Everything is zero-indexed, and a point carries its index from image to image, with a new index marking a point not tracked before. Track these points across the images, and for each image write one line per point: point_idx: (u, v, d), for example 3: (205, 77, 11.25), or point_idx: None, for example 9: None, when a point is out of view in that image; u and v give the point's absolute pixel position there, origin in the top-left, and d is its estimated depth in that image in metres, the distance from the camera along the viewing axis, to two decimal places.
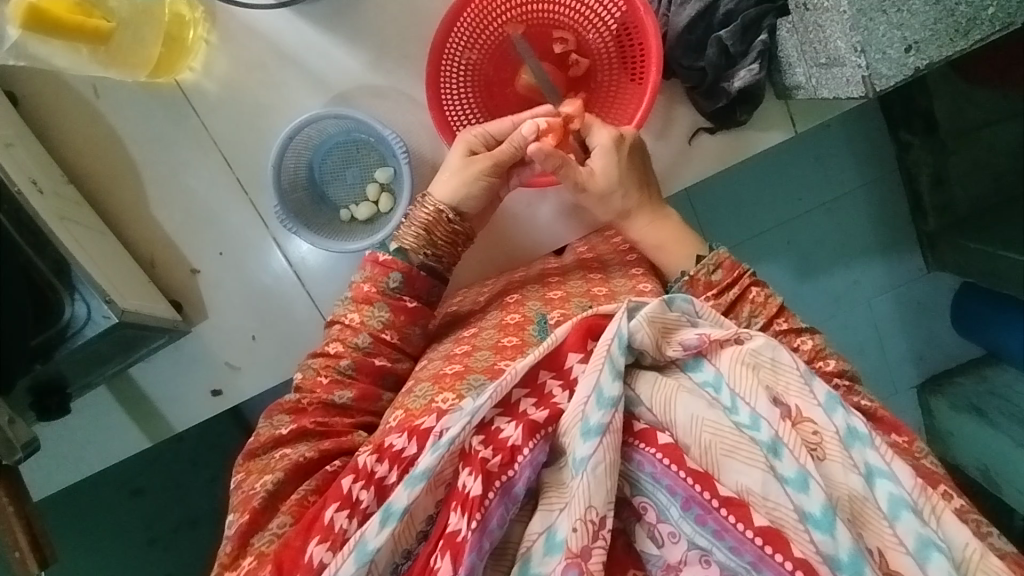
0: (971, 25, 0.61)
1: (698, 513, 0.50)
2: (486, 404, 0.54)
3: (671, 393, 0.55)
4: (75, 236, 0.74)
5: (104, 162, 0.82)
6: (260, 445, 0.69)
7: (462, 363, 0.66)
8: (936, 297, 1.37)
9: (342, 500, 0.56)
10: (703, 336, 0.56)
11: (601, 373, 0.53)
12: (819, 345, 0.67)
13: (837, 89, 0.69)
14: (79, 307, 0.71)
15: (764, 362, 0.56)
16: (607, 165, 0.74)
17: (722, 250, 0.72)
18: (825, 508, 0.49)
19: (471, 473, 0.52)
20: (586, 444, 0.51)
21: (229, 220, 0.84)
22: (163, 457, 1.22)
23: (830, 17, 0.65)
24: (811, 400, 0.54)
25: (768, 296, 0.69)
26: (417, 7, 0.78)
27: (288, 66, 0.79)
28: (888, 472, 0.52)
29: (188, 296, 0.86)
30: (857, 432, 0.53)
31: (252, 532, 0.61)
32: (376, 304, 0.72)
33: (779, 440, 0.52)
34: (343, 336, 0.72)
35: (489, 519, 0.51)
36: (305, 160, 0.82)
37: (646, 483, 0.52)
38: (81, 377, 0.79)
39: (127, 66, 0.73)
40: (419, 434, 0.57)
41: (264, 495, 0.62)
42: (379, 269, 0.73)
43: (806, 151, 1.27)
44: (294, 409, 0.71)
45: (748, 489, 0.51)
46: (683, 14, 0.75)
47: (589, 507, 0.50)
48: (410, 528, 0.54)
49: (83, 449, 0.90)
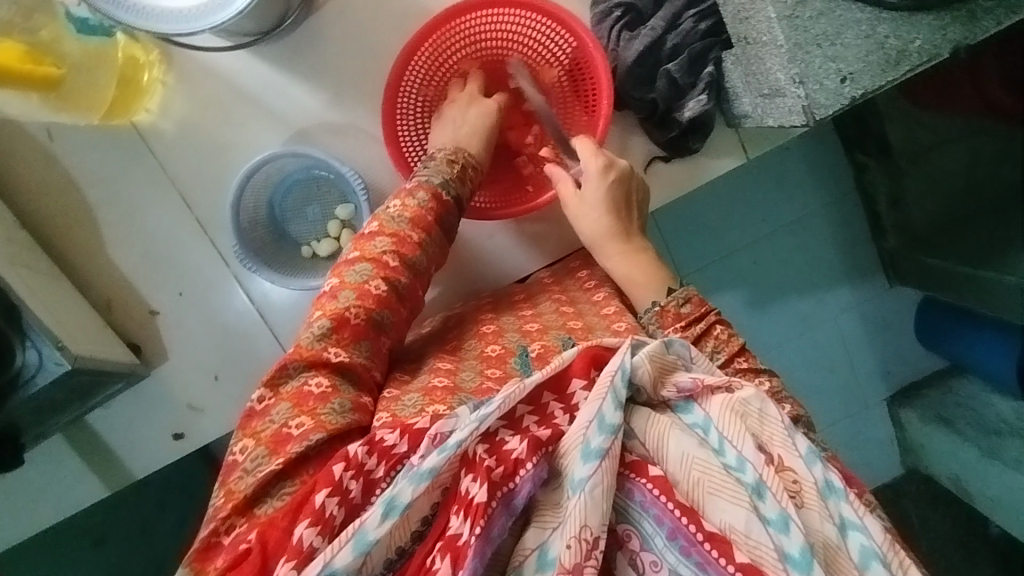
0: (900, 57, 0.64)
1: (682, 545, 0.50)
2: (493, 414, 0.53)
3: (663, 429, 0.55)
4: (28, 283, 0.73)
5: (58, 205, 0.81)
6: (294, 362, 0.63)
7: (448, 379, 0.67)
8: (900, 313, 1.40)
9: (334, 487, 0.52)
10: (696, 380, 0.57)
11: (603, 402, 0.54)
12: (777, 387, 0.66)
13: (781, 118, 0.71)
14: (31, 354, 0.70)
15: (752, 412, 0.56)
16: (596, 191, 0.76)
17: (692, 286, 0.73)
18: (805, 550, 0.49)
19: (476, 480, 0.51)
20: (586, 465, 0.51)
21: (188, 261, 0.83)
22: (129, 501, 1.18)
23: (768, 51, 0.67)
24: (793, 451, 0.55)
25: (732, 334, 0.69)
26: (372, 45, 0.79)
27: (246, 105, 0.80)
28: (861, 525, 0.52)
29: (145, 338, 0.85)
30: (833, 486, 0.53)
31: (276, 479, 0.56)
32: (433, 233, 0.72)
33: (764, 483, 0.51)
34: (399, 250, 0.70)
35: (492, 527, 0.51)
36: (265, 198, 0.82)
37: (634, 511, 0.52)
38: (35, 426, 0.78)
39: (81, 109, 0.73)
40: (411, 434, 0.55)
41: (298, 447, 0.56)
42: (437, 203, 0.73)
43: (766, 174, 1.30)
44: (337, 317, 0.65)
45: (732, 527, 0.50)
46: (632, 48, 0.77)
47: (584, 526, 0.49)
48: (405, 526, 0.52)
49: (38, 500, 0.87)
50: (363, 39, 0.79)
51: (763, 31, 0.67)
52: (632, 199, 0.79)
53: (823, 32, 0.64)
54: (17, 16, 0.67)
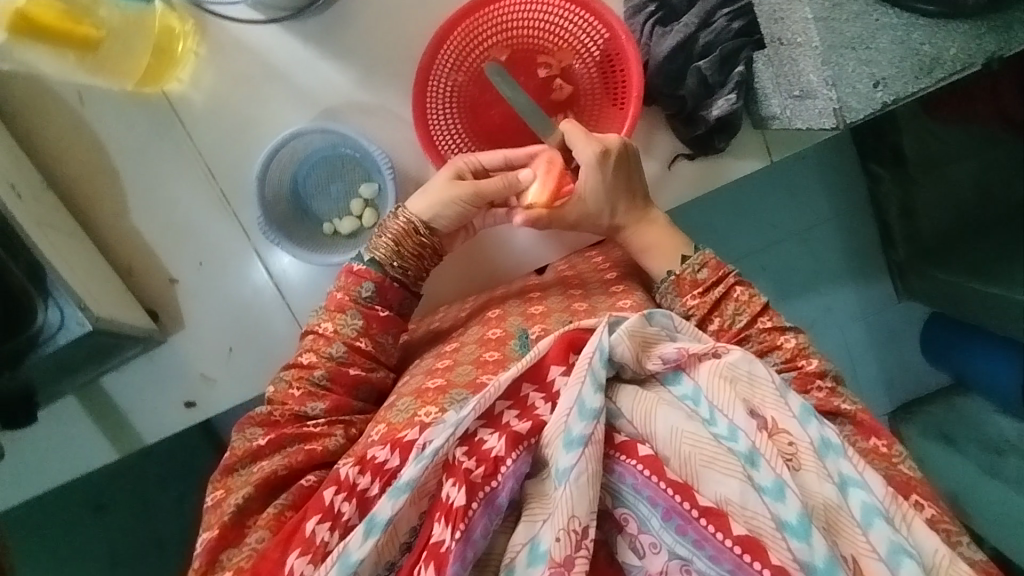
0: (933, 64, 0.65)
1: (678, 523, 0.49)
2: (470, 416, 0.52)
3: (651, 405, 0.54)
4: (54, 243, 0.74)
5: (85, 168, 0.82)
6: (237, 460, 0.67)
7: (444, 377, 0.66)
8: (904, 326, 1.41)
9: (324, 512, 0.54)
10: (682, 350, 0.56)
11: (582, 386, 0.52)
12: (802, 344, 0.69)
13: (810, 120, 0.70)
14: (53, 314, 0.70)
15: (741, 376, 0.56)
16: (593, 183, 0.75)
17: (708, 251, 0.74)
18: (802, 516, 0.49)
19: (455, 484, 0.51)
20: (568, 454, 0.49)
21: (209, 231, 0.84)
22: (133, 469, 1.20)
23: (803, 53, 0.67)
24: (786, 412, 0.54)
25: (752, 295, 0.71)
26: (405, 27, 0.80)
27: (276, 82, 0.80)
28: (860, 481, 0.52)
29: (163, 305, 0.85)
30: (830, 443, 0.53)
31: (220, 548, 0.60)
32: (349, 311, 0.73)
33: (757, 450, 0.51)
34: (316, 346, 0.73)
35: (473, 529, 0.49)
36: (289, 173, 0.83)
37: (627, 494, 0.51)
38: (50, 385, 0.78)
39: (116, 74, 0.74)
40: (402, 447, 0.56)
41: (231, 512, 0.61)
42: (353, 278, 0.74)
43: (779, 181, 1.31)
44: (265, 422, 0.70)
45: (727, 498, 0.50)
46: (664, 44, 0.78)
47: (572, 517, 0.48)
48: (393, 539, 0.52)
49: (47, 460, 0.88)
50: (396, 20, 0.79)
51: (798, 31, 0.66)
52: (633, 181, 0.76)
53: (857, 35, 0.64)
54: None
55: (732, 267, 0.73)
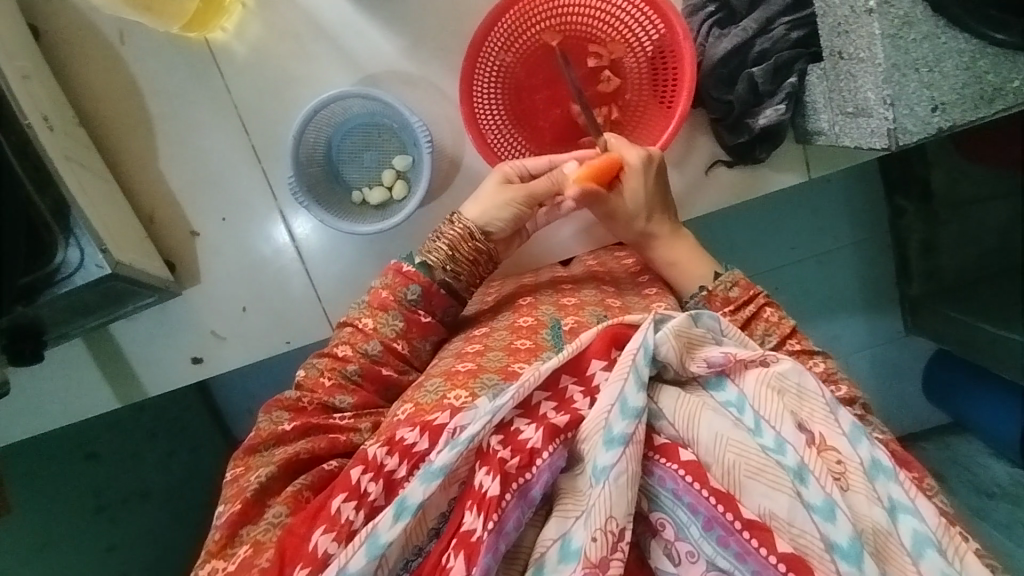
0: (995, 94, 0.64)
1: (719, 535, 0.46)
2: (508, 405, 0.51)
3: (695, 409, 0.51)
4: (80, 181, 0.72)
5: (118, 110, 0.80)
6: (262, 442, 0.66)
7: (474, 362, 0.64)
8: (912, 361, 1.40)
9: (350, 490, 0.53)
10: (729, 354, 0.53)
11: (626, 382, 0.50)
12: (831, 368, 0.64)
13: (860, 139, 0.71)
14: (73, 253, 0.69)
15: (789, 387, 0.52)
16: (634, 186, 0.75)
17: (739, 270, 0.72)
18: (852, 540, 0.45)
19: (488, 473, 0.49)
20: (609, 452, 0.48)
21: (236, 186, 0.82)
22: (123, 423, 1.19)
23: (863, 68, 0.66)
24: (835, 429, 0.50)
25: (781, 317, 0.68)
26: (459, 2, 0.78)
27: (322, 41, 0.79)
28: (912, 508, 0.48)
29: (182, 257, 0.84)
30: (881, 465, 0.49)
31: (242, 523, 0.59)
32: (391, 311, 0.71)
33: (805, 466, 0.48)
34: (353, 340, 0.71)
35: (506, 520, 0.48)
36: (324, 137, 0.81)
37: (665, 498, 0.48)
38: (59, 324, 0.77)
39: (162, 15, 0.72)
40: (432, 430, 0.54)
41: (253, 489, 0.60)
42: (400, 278, 0.72)
43: (805, 203, 1.29)
44: (294, 407, 0.69)
45: (772, 513, 0.47)
46: (721, 46, 0.76)
47: (610, 517, 0.46)
48: (421, 524, 0.51)
49: (47, 401, 0.87)
50: None
51: (862, 46, 0.65)
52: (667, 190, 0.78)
53: (923, 57, 0.63)
54: None
55: (762, 286, 0.70)
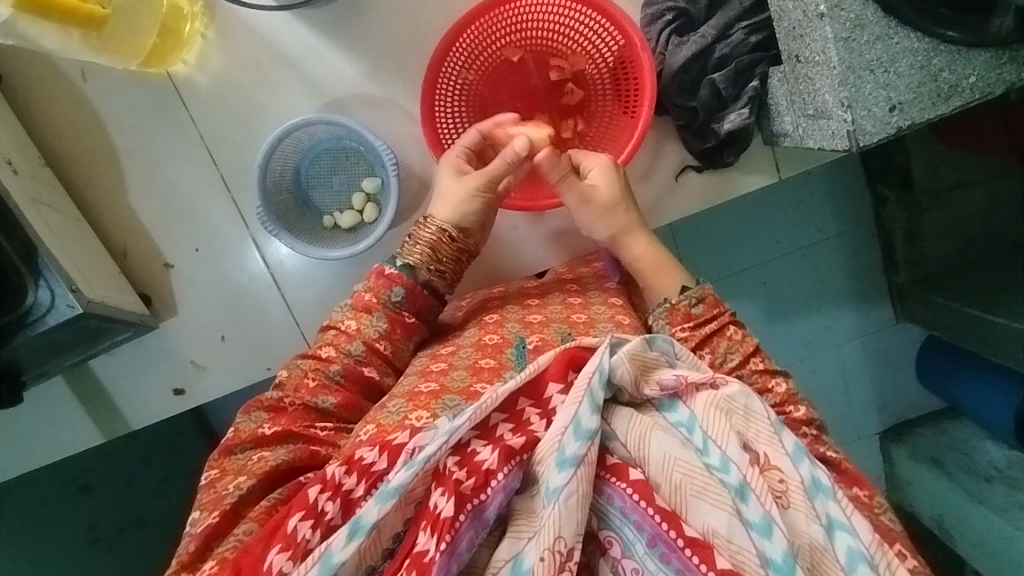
0: (952, 92, 0.64)
1: (663, 552, 0.49)
2: (464, 426, 0.52)
3: (646, 429, 0.54)
4: (48, 221, 0.73)
5: (84, 147, 0.80)
6: (240, 443, 0.67)
7: (437, 381, 0.64)
8: (902, 349, 1.39)
9: (307, 509, 0.53)
10: (681, 377, 0.56)
11: (580, 406, 0.52)
12: (792, 390, 0.68)
13: (822, 140, 0.71)
14: (43, 294, 0.69)
15: (737, 409, 0.56)
16: (607, 182, 0.76)
17: (707, 285, 0.74)
18: (787, 555, 0.48)
19: (443, 493, 0.50)
20: (560, 473, 0.49)
21: (207, 217, 0.83)
22: (116, 453, 1.18)
23: (819, 72, 0.66)
24: (779, 448, 0.54)
25: (745, 335, 0.71)
26: (418, 22, 0.78)
27: (285, 68, 0.79)
28: (848, 526, 0.52)
29: (157, 290, 0.84)
30: (820, 484, 0.53)
31: (216, 536, 0.59)
32: (375, 313, 0.72)
33: (747, 484, 0.51)
34: (337, 341, 0.72)
35: (459, 541, 0.49)
36: (291, 163, 0.81)
37: (614, 517, 0.51)
38: (36, 365, 0.77)
39: (119, 53, 0.71)
40: (390, 450, 0.54)
41: (233, 498, 0.60)
42: (383, 281, 0.72)
43: (788, 196, 1.29)
44: (273, 406, 0.69)
45: (714, 531, 0.50)
46: (680, 53, 0.77)
47: (558, 537, 0.48)
48: (376, 544, 0.52)
49: (31, 439, 0.87)
50: (410, 14, 0.78)
51: (817, 50, 0.65)
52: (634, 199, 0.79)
53: (877, 58, 0.63)
54: None
55: (728, 305, 0.72)
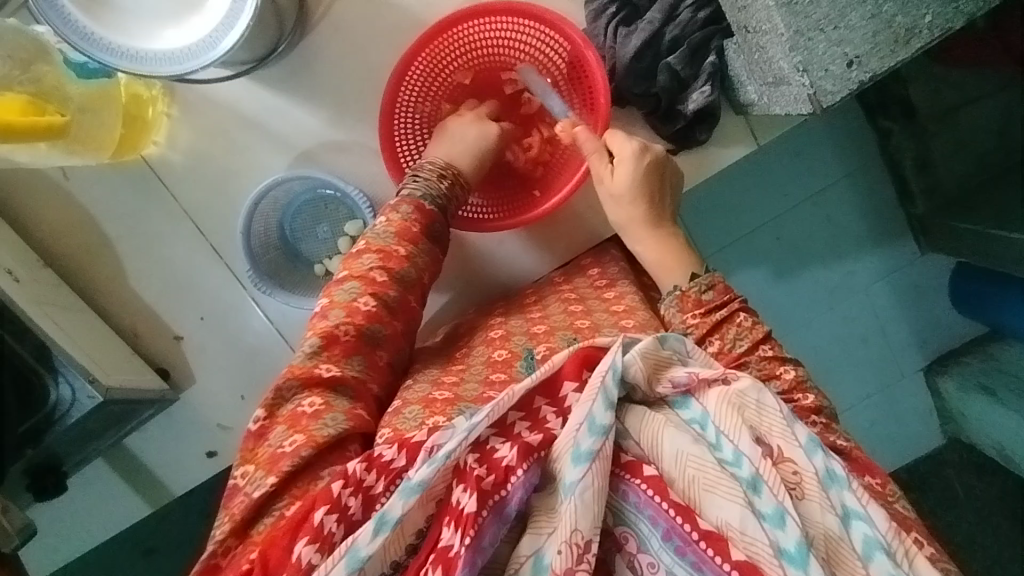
0: (909, 35, 0.62)
1: (678, 545, 0.52)
2: (483, 423, 0.55)
3: (658, 427, 0.57)
4: (56, 319, 0.76)
5: (79, 241, 0.84)
6: (286, 381, 0.66)
7: (450, 391, 0.68)
8: (933, 280, 1.35)
9: (332, 503, 0.55)
10: (692, 375, 0.59)
11: (593, 403, 0.55)
12: (801, 377, 0.69)
13: (788, 106, 0.69)
14: (64, 389, 0.73)
15: (749, 404, 0.57)
16: (625, 170, 0.75)
17: (717, 273, 0.74)
18: (800, 545, 0.51)
19: (466, 490, 0.53)
20: (576, 468, 0.53)
21: (207, 286, 0.85)
22: (173, 513, 1.19)
23: (770, 40, 0.65)
24: (793, 441, 0.56)
25: (755, 322, 0.71)
26: (368, 61, 0.79)
27: (250, 130, 0.81)
28: (864, 514, 0.54)
29: (172, 362, 0.87)
30: (835, 475, 0.55)
31: (271, 497, 0.60)
32: (421, 245, 0.73)
33: (760, 477, 0.54)
34: (387, 265, 0.71)
35: (483, 535, 0.53)
36: (274, 222, 0.84)
37: (630, 513, 0.54)
38: (75, 453, 0.81)
39: (91, 150, 0.74)
40: (409, 448, 0.58)
41: (290, 465, 0.60)
42: (422, 215, 0.74)
43: (786, 147, 1.27)
44: (327, 334, 0.67)
45: (728, 523, 0.52)
46: (630, 44, 0.76)
47: (575, 530, 0.51)
48: (400, 539, 0.54)
49: (84, 520, 0.91)
50: (360, 55, 0.79)
51: (762, 19, 0.65)
52: (660, 188, 0.77)
53: (824, 16, 0.61)
54: (14, 69, 0.67)
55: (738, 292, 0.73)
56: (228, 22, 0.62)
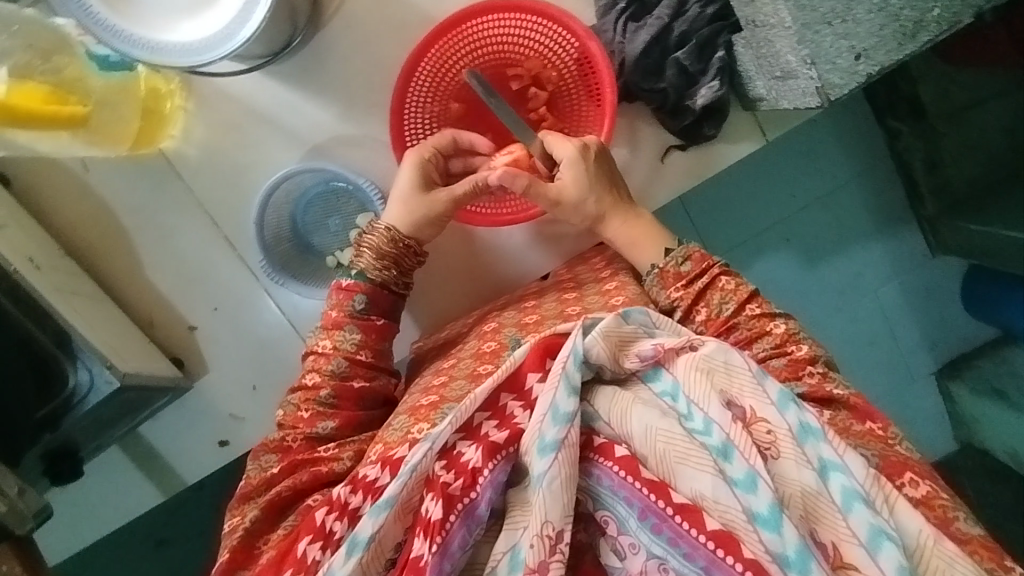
0: (917, 28, 0.62)
1: (654, 523, 0.53)
2: (446, 431, 0.58)
3: (626, 405, 0.58)
4: (75, 306, 0.77)
5: (97, 233, 0.85)
6: (252, 489, 0.71)
7: (437, 394, 0.68)
8: (944, 281, 1.34)
9: (315, 532, 0.60)
10: (658, 346, 0.60)
11: (556, 391, 0.57)
12: (792, 329, 0.70)
13: (795, 101, 0.70)
14: (83, 374, 0.75)
15: (717, 366, 0.59)
16: (575, 176, 0.75)
17: (693, 244, 0.76)
18: (771, 507, 0.52)
19: (433, 498, 0.56)
20: (543, 460, 0.55)
21: (220, 277, 0.87)
22: (185, 505, 1.21)
23: (777, 33, 0.66)
24: (764, 399, 0.57)
25: (738, 283, 0.73)
26: (380, 57, 0.81)
27: (263, 125, 0.82)
28: (841, 465, 0.54)
29: (186, 351, 0.89)
30: (809, 428, 0.56)
31: (237, 569, 0.67)
32: (346, 326, 0.76)
33: (730, 443, 0.55)
34: (318, 365, 0.75)
35: (451, 541, 0.55)
36: (286, 214, 0.86)
37: (606, 496, 0.56)
38: (91, 439, 0.82)
39: (110, 142, 0.76)
40: (391, 465, 0.61)
41: (242, 535, 0.68)
42: (344, 294, 0.76)
43: (794, 147, 1.27)
44: (279, 447, 0.73)
45: (701, 494, 0.54)
46: (638, 39, 0.76)
47: (546, 522, 0.53)
48: (379, 556, 0.58)
49: (98, 508, 0.92)
50: (372, 51, 0.81)
51: (770, 13, 0.65)
52: (613, 175, 0.78)
53: (831, 10, 0.62)
54: (36, 58, 0.69)
55: (716, 257, 0.75)
56: (244, 15, 0.63)
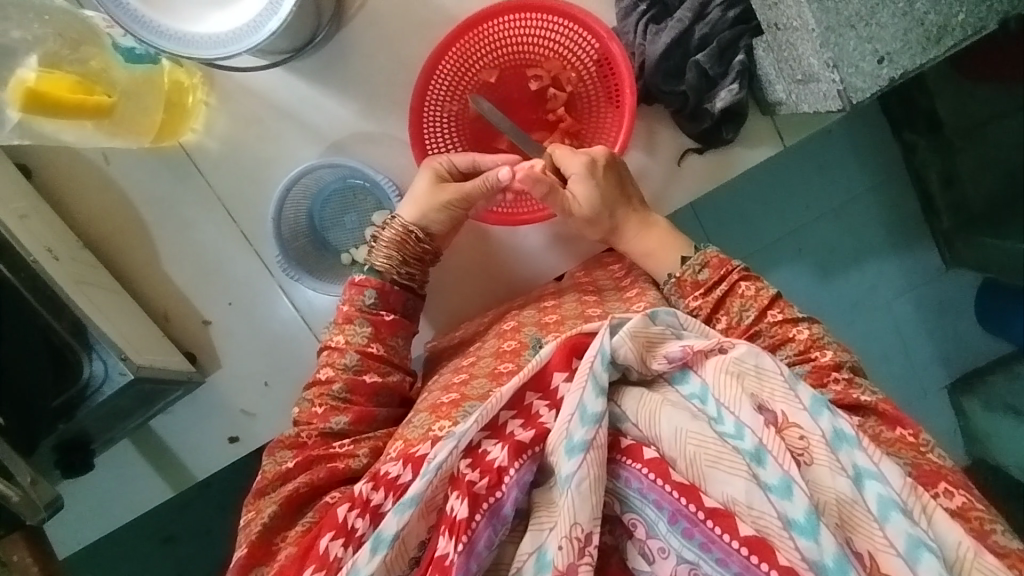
0: (942, 32, 0.62)
1: (685, 526, 0.53)
2: (471, 429, 0.57)
3: (655, 407, 0.58)
4: (91, 298, 0.77)
5: (116, 226, 0.86)
6: (268, 483, 0.71)
7: (458, 392, 0.68)
8: (958, 295, 1.33)
9: (337, 529, 0.60)
10: (687, 348, 0.59)
11: (584, 391, 0.56)
12: (816, 334, 0.70)
13: (816, 104, 0.70)
14: (97, 366, 0.75)
15: (748, 370, 0.58)
16: (587, 189, 0.75)
17: (710, 249, 0.75)
18: (807, 514, 0.52)
19: (458, 497, 0.56)
20: (571, 461, 0.54)
21: (237, 271, 0.87)
22: (192, 502, 1.21)
23: (800, 36, 0.66)
24: (796, 404, 0.57)
25: (758, 288, 0.72)
26: (401, 56, 0.81)
27: (283, 120, 0.83)
28: (876, 473, 0.55)
29: (200, 345, 0.89)
30: (843, 434, 0.56)
31: (253, 565, 0.67)
32: (356, 321, 0.76)
33: (763, 447, 0.55)
34: (331, 360, 0.75)
35: (476, 540, 0.56)
36: (304, 209, 0.86)
37: (634, 499, 0.56)
38: (103, 432, 0.82)
39: (132, 134, 0.77)
40: (413, 462, 0.60)
41: (260, 532, 0.67)
42: (355, 289, 0.77)
43: (808, 156, 1.27)
44: (294, 444, 0.73)
45: (734, 499, 0.54)
46: (659, 41, 0.77)
47: (575, 524, 0.53)
48: (403, 554, 0.58)
49: (107, 501, 0.92)
50: (393, 49, 0.81)
51: (794, 16, 0.65)
52: (626, 185, 0.78)
53: (855, 13, 0.62)
54: (64, 48, 0.70)
55: (736, 262, 0.74)
56: (271, 9, 0.64)
